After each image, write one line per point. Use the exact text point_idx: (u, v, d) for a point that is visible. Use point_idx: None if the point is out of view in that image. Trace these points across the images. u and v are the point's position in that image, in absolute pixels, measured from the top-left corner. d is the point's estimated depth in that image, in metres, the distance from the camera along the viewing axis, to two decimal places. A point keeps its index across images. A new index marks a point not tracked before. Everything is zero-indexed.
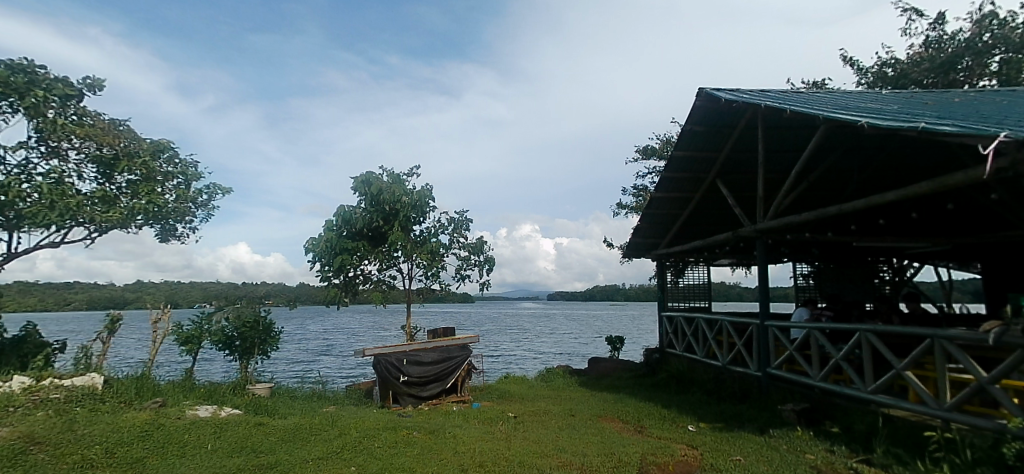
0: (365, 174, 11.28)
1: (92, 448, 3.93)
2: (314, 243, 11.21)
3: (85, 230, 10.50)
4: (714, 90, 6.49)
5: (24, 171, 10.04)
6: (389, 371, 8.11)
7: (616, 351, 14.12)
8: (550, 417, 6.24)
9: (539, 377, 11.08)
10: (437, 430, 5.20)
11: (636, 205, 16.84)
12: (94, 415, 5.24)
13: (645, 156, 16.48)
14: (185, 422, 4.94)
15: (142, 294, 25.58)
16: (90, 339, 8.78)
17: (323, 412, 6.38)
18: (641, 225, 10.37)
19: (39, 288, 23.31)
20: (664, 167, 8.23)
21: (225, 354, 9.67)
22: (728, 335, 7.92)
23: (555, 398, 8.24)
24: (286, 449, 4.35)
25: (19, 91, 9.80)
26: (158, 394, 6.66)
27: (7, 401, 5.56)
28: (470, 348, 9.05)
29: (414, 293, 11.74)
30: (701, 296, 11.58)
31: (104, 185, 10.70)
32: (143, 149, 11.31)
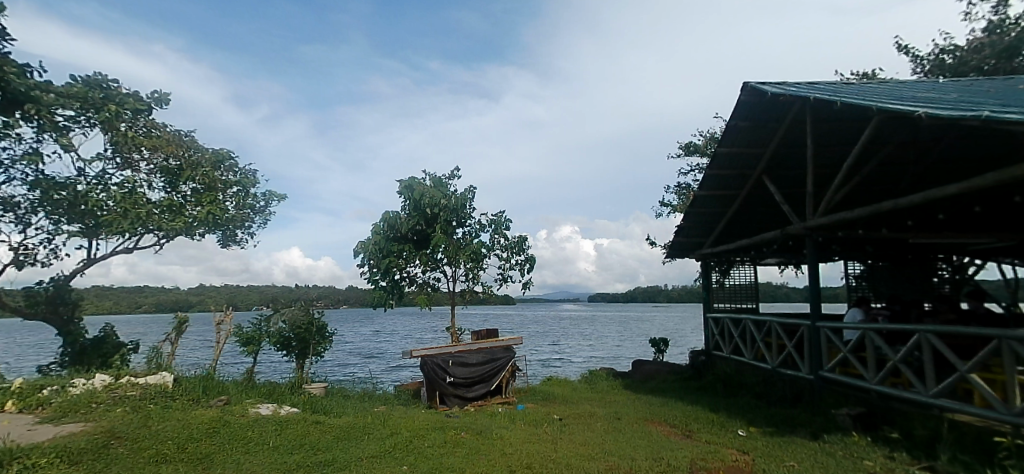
0: (408, 179, 11.53)
1: (166, 443, 4.15)
2: (363, 246, 11.47)
3: (154, 237, 11.14)
4: (759, 84, 6.19)
5: (101, 182, 10.64)
6: (435, 372, 8.20)
7: (660, 354, 13.85)
8: (598, 420, 6.17)
9: (583, 379, 11.06)
10: (484, 431, 5.24)
11: (679, 205, 16.50)
12: (165, 412, 5.52)
13: (688, 154, 16.17)
14: (250, 419, 5.15)
15: (206, 297, 27.15)
16: (159, 340, 9.26)
17: (376, 412, 6.56)
18: (683, 225, 10.16)
19: (115, 292, 25.12)
20: (707, 164, 8.02)
21: (282, 354, 10.01)
22: (776, 337, 7.67)
23: (600, 401, 8.18)
24: (342, 446, 4.49)
25: (96, 106, 10.36)
26: (223, 392, 6.95)
27: (90, 398, 5.95)
28: (514, 350, 9.05)
29: (458, 295, 11.85)
30: (748, 297, 11.27)
31: (171, 194, 11.27)
32: (205, 159, 11.83)
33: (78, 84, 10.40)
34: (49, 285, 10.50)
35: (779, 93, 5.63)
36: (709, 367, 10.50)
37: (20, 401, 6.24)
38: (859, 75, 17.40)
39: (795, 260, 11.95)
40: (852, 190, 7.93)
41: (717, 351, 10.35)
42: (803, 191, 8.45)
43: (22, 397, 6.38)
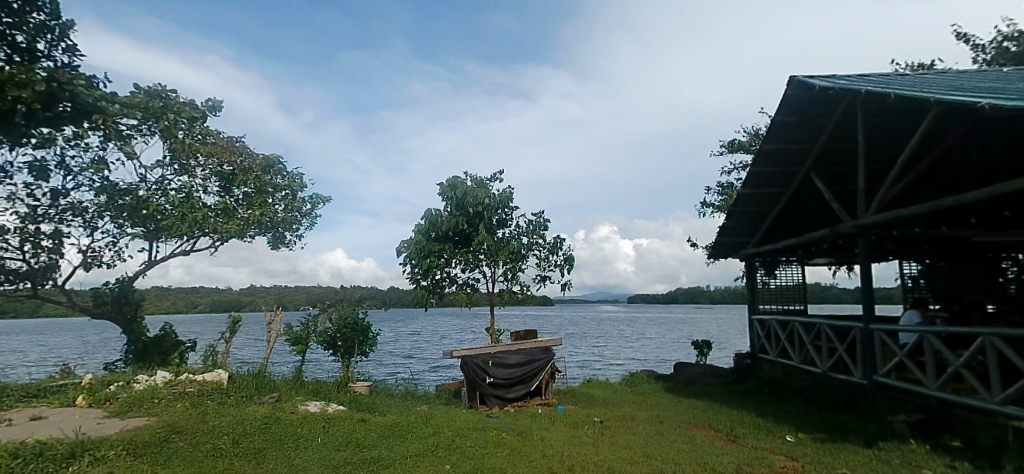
0: (451, 179, 11.64)
1: (222, 439, 4.30)
2: (405, 246, 11.64)
3: (209, 239, 11.67)
4: (806, 77, 5.95)
5: (161, 187, 11.09)
6: (475, 372, 8.30)
7: (702, 356, 13.56)
8: (640, 423, 6.06)
9: (623, 381, 10.93)
10: (525, 432, 5.22)
11: (722, 204, 16.11)
12: (221, 408, 5.73)
13: (732, 150, 15.77)
14: (299, 416, 5.30)
15: (256, 298, 28.31)
16: (215, 339, 9.66)
17: (419, 411, 6.64)
18: (725, 224, 9.91)
19: (175, 293, 26.61)
20: (751, 161, 7.80)
21: (329, 354, 10.15)
22: (827, 340, 7.37)
23: (641, 404, 8.06)
24: (387, 445, 4.56)
25: (156, 115, 10.81)
26: (273, 389, 7.16)
27: (153, 393, 6.22)
28: (553, 351, 8.98)
29: (497, 296, 11.88)
30: (796, 298, 10.92)
31: (225, 198, 11.69)
32: (256, 165, 12.24)
33: (140, 94, 10.80)
34: (115, 286, 11.24)
35: (828, 86, 5.40)
36: (755, 371, 10.20)
37: (90, 393, 6.59)
38: (912, 65, 16.52)
39: (845, 260, 11.47)
40: (909, 186, 7.54)
41: (763, 354, 10.04)
42: (854, 187, 8.11)
43: (92, 390, 6.74)
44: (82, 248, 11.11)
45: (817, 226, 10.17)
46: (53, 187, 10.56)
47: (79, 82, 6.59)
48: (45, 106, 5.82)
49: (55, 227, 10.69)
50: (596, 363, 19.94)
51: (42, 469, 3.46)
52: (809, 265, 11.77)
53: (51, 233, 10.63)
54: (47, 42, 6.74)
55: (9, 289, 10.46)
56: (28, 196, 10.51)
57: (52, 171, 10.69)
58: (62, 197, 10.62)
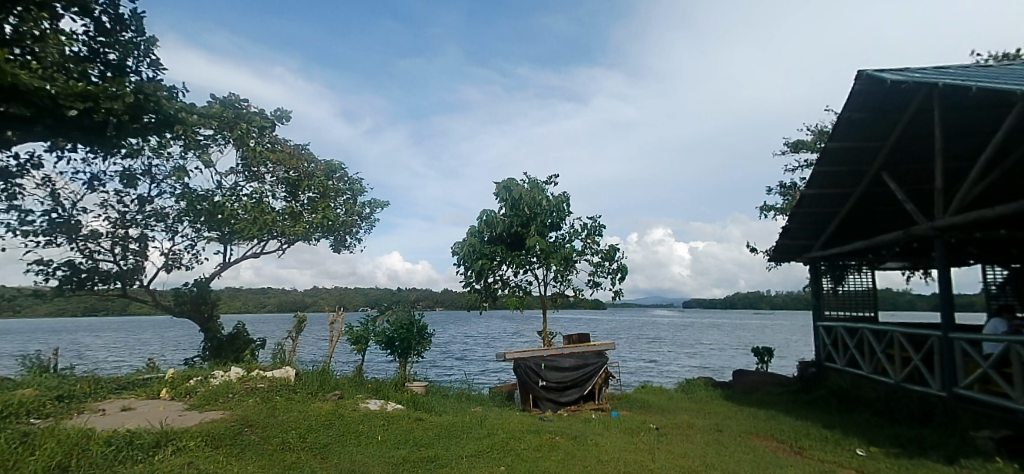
0: (507, 181, 11.65)
1: (289, 433, 4.48)
2: (458, 247, 11.75)
3: (277, 242, 12.24)
4: (876, 71, 5.62)
5: (234, 193, 11.74)
6: (529, 375, 8.36)
7: (764, 364, 13.02)
8: (696, 431, 5.88)
9: (679, 388, 10.66)
10: (579, 437, 5.18)
11: (784, 206, 15.41)
12: (288, 403, 5.98)
13: (795, 149, 15.16)
14: (361, 413, 5.46)
15: (319, 299, 29.68)
16: (282, 337, 10.05)
17: (474, 412, 6.69)
18: (786, 226, 9.51)
19: (245, 293, 28.43)
20: (816, 160, 7.47)
21: (387, 354, 10.39)
22: (901, 349, 6.93)
23: (698, 411, 7.83)
24: (441, 444, 4.63)
25: (231, 124, 11.49)
26: (336, 387, 7.41)
27: (228, 388, 6.58)
28: (608, 356, 8.83)
29: (550, 299, 11.85)
30: (867, 305, 10.36)
31: (292, 203, 12.22)
32: (319, 170, 12.68)
33: (217, 104, 11.48)
34: (194, 285, 12.05)
35: (900, 80, 5.08)
36: (822, 380, 9.71)
37: (171, 387, 7.02)
38: (997, 55, 15.17)
39: (917, 263, 10.75)
40: (995, 184, 6.97)
41: (831, 363, 9.55)
42: (932, 186, 7.58)
43: (174, 384, 7.21)
44: (165, 251, 11.86)
45: (887, 227, 9.58)
46: (139, 194, 11.33)
47: (161, 95, 7.03)
48: (133, 117, 6.49)
49: (141, 231, 11.46)
50: (650, 369, 19.47)
51: (131, 456, 3.72)
52: (878, 269, 11.13)
53: (138, 237, 11.42)
54: (134, 59, 7.24)
55: (102, 288, 11.41)
56: (118, 203, 11.35)
57: (138, 179, 11.45)
58: (147, 204, 11.39)
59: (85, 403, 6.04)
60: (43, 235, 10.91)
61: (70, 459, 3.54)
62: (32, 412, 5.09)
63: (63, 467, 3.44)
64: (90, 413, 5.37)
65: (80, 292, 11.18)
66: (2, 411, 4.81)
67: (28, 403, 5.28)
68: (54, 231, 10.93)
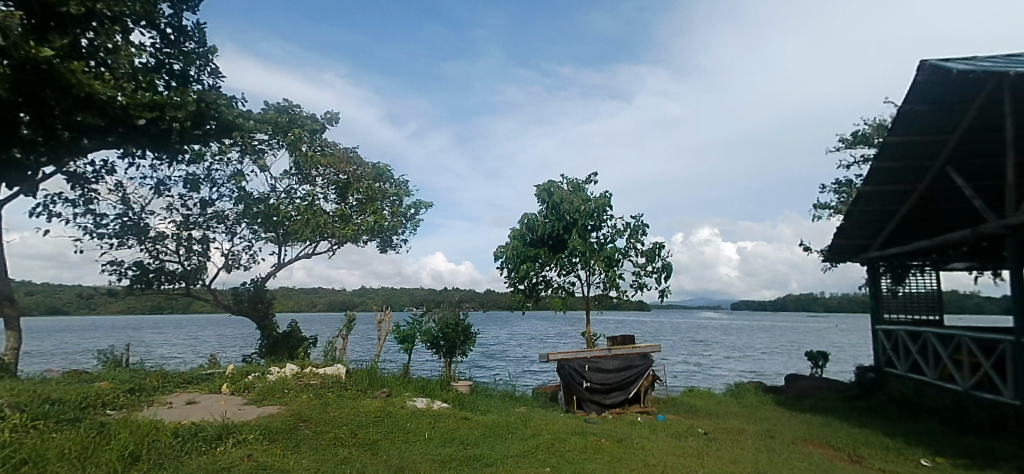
0: (546, 183, 11.66)
1: (341, 428, 4.61)
2: (501, 249, 11.86)
3: (328, 243, 12.60)
4: (940, 61, 5.32)
5: (288, 196, 12.16)
6: (572, 376, 8.33)
7: (820, 368, 12.56)
8: (747, 437, 5.71)
9: (728, 393, 10.38)
10: (625, 439, 5.11)
11: (841, 203, 14.77)
12: (339, 399, 6.15)
13: (851, 144, 14.55)
14: (408, 411, 5.54)
15: (367, 298, 30.51)
16: (332, 336, 10.35)
17: (517, 412, 6.71)
18: (842, 225, 9.15)
19: (296, 293, 29.61)
20: (875, 156, 7.18)
21: (432, 353, 10.52)
22: (969, 354, 6.53)
23: (747, 417, 7.60)
24: (487, 443, 4.64)
25: (285, 129, 11.95)
26: (384, 385, 7.54)
27: (284, 384, 6.78)
28: (652, 358, 8.76)
29: (594, 300, 11.78)
30: (932, 308, 9.83)
31: (341, 205, 12.54)
32: (368, 173, 12.92)
33: (271, 111, 11.92)
34: (250, 285, 12.61)
35: (967, 70, 4.80)
36: (881, 386, 9.29)
37: (232, 382, 7.30)
38: None
39: (987, 264, 10.12)
40: None
41: (891, 368, 9.10)
42: (1004, 181, 7.14)
43: (234, 379, 7.51)
44: (225, 251, 12.39)
45: (953, 225, 9.06)
46: (202, 198, 11.84)
47: None
48: None
49: (203, 233, 12.01)
50: (698, 372, 19.00)
51: (196, 447, 3.90)
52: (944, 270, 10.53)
53: (200, 239, 11.96)
54: None
55: (169, 287, 12.01)
56: (183, 206, 11.91)
57: (201, 184, 11.95)
58: (208, 207, 11.90)
59: (155, 396, 6.37)
60: (115, 238, 11.54)
61: (142, 449, 3.75)
62: (109, 404, 5.41)
63: (134, 456, 3.64)
64: (157, 406, 5.66)
65: (148, 290, 11.83)
66: (84, 401, 5.14)
67: (105, 395, 5.60)
68: (125, 234, 11.53)
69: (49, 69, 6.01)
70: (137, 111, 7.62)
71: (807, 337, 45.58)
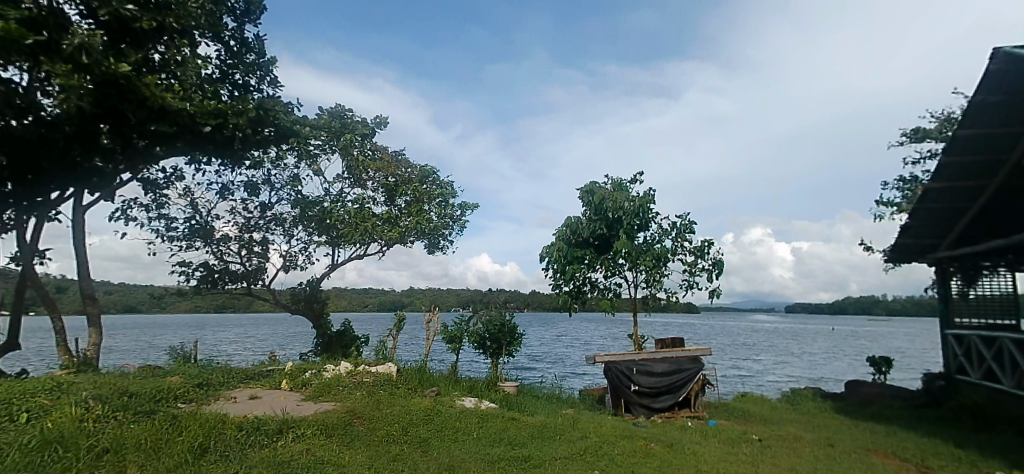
0: (589, 184, 11.68)
1: (393, 425, 4.71)
2: (546, 251, 11.88)
3: (379, 245, 12.92)
4: (1015, 49, 4.99)
5: (340, 199, 12.55)
6: (620, 378, 8.31)
7: (884, 375, 11.99)
8: (804, 445, 5.50)
9: (783, 398, 10.03)
10: (675, 444, 5.00)
11: (905, 201, 14.03)
12: (391, 397, 6.32)
13: (915, 138, 13.82)
14: (457, 410, 5.61)
15: (415, 298, 31.21)
16: (383, 335, 10.62)
17: (564, 413, 6.70)
18: (908, 224, 8.69)
19: (346, 293, 30.64)
20: (943, 151, 6.80)
21: (479, 353, 10.63)
22: None
23: (805, 424, 7.33)
24: (536, 445, 4.64)
25: (337, 134, 12.37)
26: (434, 384, 7.67)
27: (339, 381, 7.00)
28: (703, 361, 8.61)
29: (640, 302, 11.65)
30: (1010, 312, 9.18)
31: (390, 207, 12.84)
32: (415, 175, 13.18)
33: (325, 116, 12.38)
34: (306, 285, 13.11)
35: None
36: (952, 394, 8.78)
37: (291, 378, 7.59)
38: None
39: None
40: None
41: (962, 375, 8.57)
42: None
43: (293, 375, 7.80)
44: (283, 253, 12.89)
45: None
46: (261, 202, 12.36)
47: None
48: None
49: (263, 235, 12.55)
50: (749, 377, 18.40)
51: (259, 441, 4.07)
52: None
53: (261, 240, 12.49)
54: None
55: (232, 287, 12.55)
56: (244, 209, 12.46)
57: (260, 188, 12.47)
58: (268, 210, 12.43)
59: (221, 391, 6.70)
60: (183, 240, 12.16)
61: (209, 441, 3.93)
62: (181, 397, 5.73)
63: (204, 448, 3.82)
64: (224, 400, 5.95)
65: (214, 290, 12.40)
66: (159, 395, 5.46)
67: (177, 389, 5.93)
68: (193, 236, 12.15)
69: (127, 84, 6.87)
70: (201, 119, 8.12)
71: (862, 342, 43.27)
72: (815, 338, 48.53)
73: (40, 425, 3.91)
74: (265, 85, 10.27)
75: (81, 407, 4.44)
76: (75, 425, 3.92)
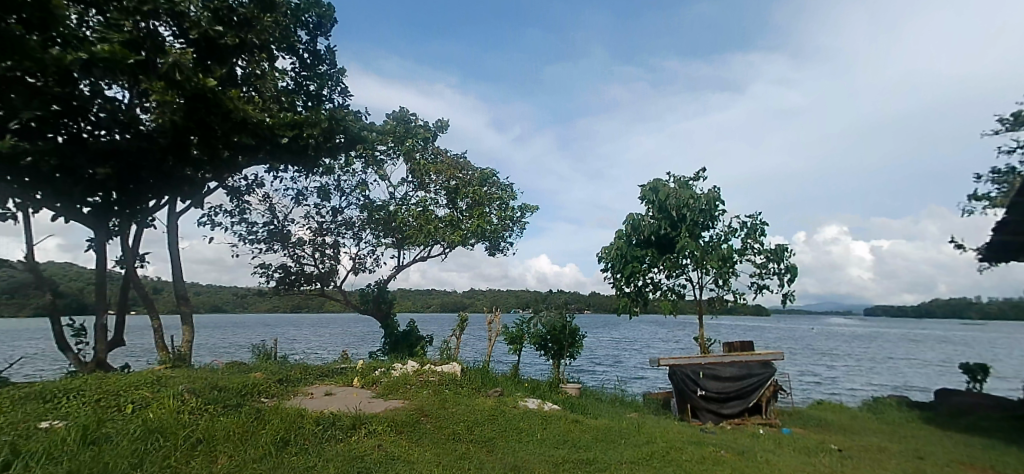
0: (652, 182, 11.55)
1: (458, 425, 4.80)
2: (605, 251, 11.83)
3: (442, 247, 13.19)
4: None
5: (404, 202, 12.95)
6: (685, 383, 8.27)
7: (981, 383, 11.07)
8: (890, 456, 5.19)
9: (865, 407, 9.49)
10: (747, 453, 4.81)
11: (1006, 194, 12.82)
12: (456, 396, 6.45)
13: (1016, 125, 12.62)
14: (519, 411, 5.65)
15: (477, 300, 31.73)
16: (447, 334, 10.85)
17: (627, 417, 6.64)
18: (1006, 220, 8.02)
19: (410, 294, 31.58)
20: None
21: (540, 354, 10.68)
22: None
23: (889, 434, 6.91)
24: (600, 449, 4.57)
25: (401, 138, 12.78)
26: (497, 385, 7.78)
27: (407, 379, 7.20)
28: (774, 366, 8.43)
29: (706, 303, 11.40)
30: None
31: (452, 210, 13.07)
32: (476, 177, 13.37)
33: (391, 121, 12.84)
34: (375, 286, 13.59)
35: None
36: None
37: (362, 376, 7.86)
38: None
39: None
40: None
41: None
42: None
43: (364, 373, 8.10)
44: (353, 255, 13.42)
45: None
46: (333, 206, 12.91)
47: None
48: None
49: (335, 238, 13.11)
50: (826, 384, 17.37)
51: (334, 435, 4.26)
52: None
53: (333, 243, 13.05)
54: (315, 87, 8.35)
55: (307, 288, 13.17)
56: (317, 214, 13.06)
57: (331, 194, 13.03)
58: (339, 214, 12.96)
59: (300, 387, 7.05)
60: (263, 243, 12.86)
61: (290, 434, 4.14)
62: (263, 392, 6.11)
63: (285, 441, 4.02)
64: (302, 395, 6.28)
65: (291, 291, 13.06)
66: (244, 389, 5.83)
67: (260, 384, 6.30)
68: (272, 240, 12.83)
69: (213, 97, 7.46)
70: (280, 131, 8.79)
71: (947, 347, 39.76)
72: (892, 342, 45.14)
73: (143, 415, 4.27)
74: (334, 95, 10.99)
75: (178, 399, 4.81)
76: (173, 416, 4.24)
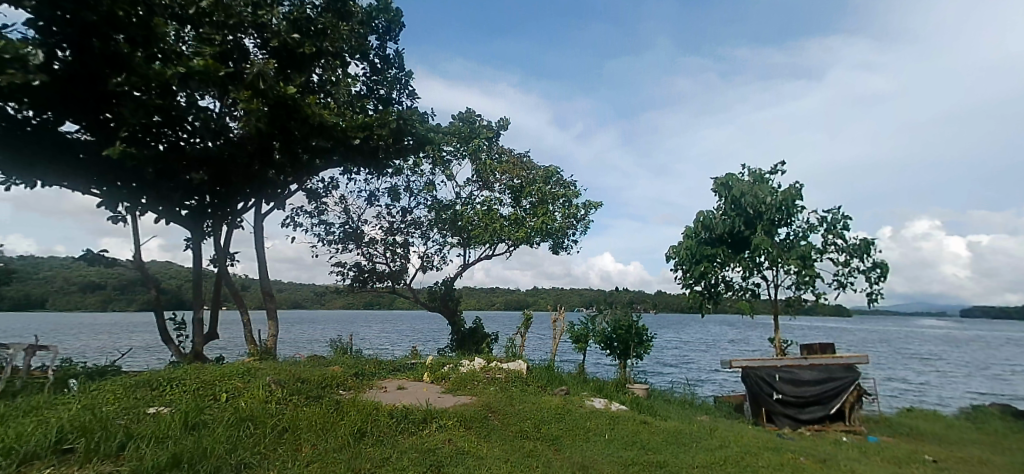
0: (725, 177, 11.26)
1: (524, 422, 4.86)
2: (674, 249, 11.64)
3: (507, 245, 13.31)
4: None
5: (470, 201, 13.20)
6: (760, 386, 7.97)
7: None
8: (997, 470, 4.79)
9: (965, 416, 8.79)
10: (829, 460, 4.59)
11: None
12: (523, 394, 6.51)
13: None
14: (586, 410, 5.64)
15: (538, 299, 31.77)
16: (511, 332, 10.95)
17: (699, 420, 6.50)
18: None
19: (471, 292, 32.07)
20: None
21: (606, 353, 10.61)
22: None
23: (990, 445, 6.38)
24: (672, 451, 4.50)
25: (466, 139, 13.04)
26: (563, 383, 7.80)
27: (475, 375, 7.35)
28: (858, 370, 8.21)
29: (784, 303, 11.02)
30: None
31: (517, 208, 13.16)
32: (539, 175, 13.41)
33: (457, 123, 13.15)
34: (442, 284, 13.89)
35: None
36: None
37: (432, 371, 8.06)
38: None
39: None
40: None
41: None
42: None
43: (434, 369, 8.30)
44: (421, 254, 13.78)
45: None
46: (403, 207, 13.34)
47: None
48: None
49: (405, 237, 13.52)
50: (919, 391, 16.11)
51: (407, 428, 4.42)
52: None
53: (402, 242, 13.45)
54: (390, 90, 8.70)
55: (378, 286, 13.66)
56: (389, 214, 13.53)
57: (401, 194, 13.45)
58: (408, 214, 13.37)
59: (374, 380, 7.34)
60: (339, 243, 13.47)
61: (367, 426, 4.31)
62: (342, 384, 6.41)
63: (362, 432, 4.20)
64: (376, 389, 6.54)
65: (364, 289, 13.59)
66: (324, 381, 6.14)
67: (338, 377, 6.59)
68: (347, 240, 13.41)
69: (293, 104, 7.99)
70: (352, 133, 9.07)
71: None
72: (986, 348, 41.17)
73: (238, 403, 4.62)
74: (403, 98, 11.33)
75: (265, 389, 5.14)
76: (262, 405, 4.55)
